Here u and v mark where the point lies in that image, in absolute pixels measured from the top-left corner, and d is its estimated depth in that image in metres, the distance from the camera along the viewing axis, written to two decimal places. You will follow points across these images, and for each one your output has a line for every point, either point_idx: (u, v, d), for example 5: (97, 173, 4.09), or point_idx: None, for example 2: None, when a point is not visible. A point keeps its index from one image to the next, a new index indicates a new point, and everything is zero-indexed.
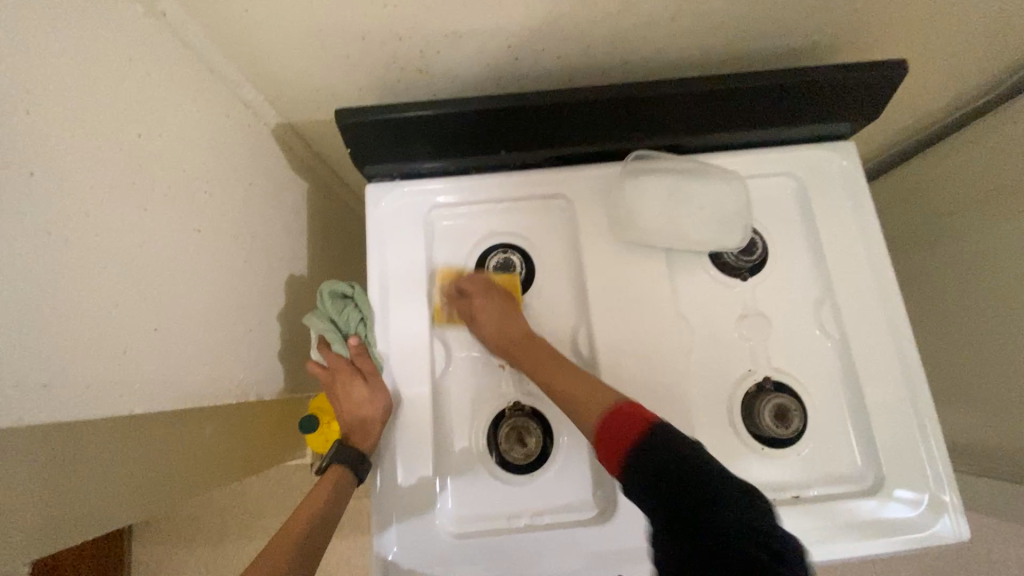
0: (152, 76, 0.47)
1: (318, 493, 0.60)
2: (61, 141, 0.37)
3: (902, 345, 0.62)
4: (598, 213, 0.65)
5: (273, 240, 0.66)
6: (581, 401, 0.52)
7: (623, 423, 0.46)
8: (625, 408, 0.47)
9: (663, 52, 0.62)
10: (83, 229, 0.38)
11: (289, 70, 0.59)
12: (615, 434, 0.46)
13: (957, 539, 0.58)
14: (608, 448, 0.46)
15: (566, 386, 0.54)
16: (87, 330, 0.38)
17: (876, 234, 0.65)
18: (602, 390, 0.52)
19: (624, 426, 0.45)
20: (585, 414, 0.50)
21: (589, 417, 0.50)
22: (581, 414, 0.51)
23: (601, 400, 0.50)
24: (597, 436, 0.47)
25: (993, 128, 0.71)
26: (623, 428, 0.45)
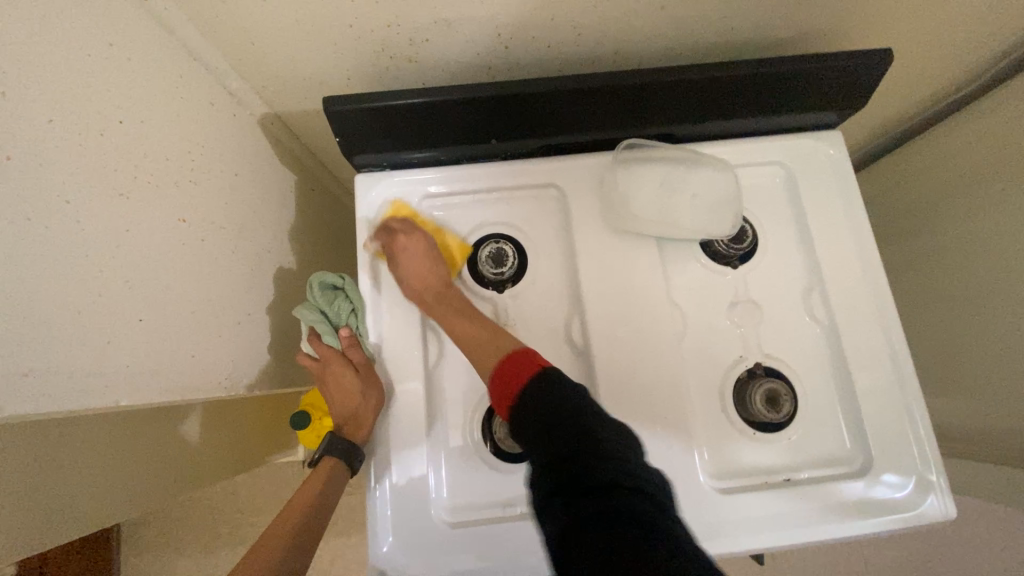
0: (133, 60, 0.46)
1: (312, 485, 0.59)
2: (41, 125, 0.36)
3: (889, 330, 0.63)
4: (590, 202, 0.65)
5: (261, 232, 0.65)
6: (483, 347, 0.55)
7: (515, 367, 0.50)
8: (518, 353, 0.52)
9: (653, 39, 0.62)
10: (64, 217, 0.37)
11: (275, 58, 0.58)
12: (505, 381, 0.50)
13: (943, 519, 0.59)
14: (498, 392, 0.51)
15: (471, 334, 0.56)
16: (70, 320, 0.37)
17: (863, 220, 0.66)
18: (502, 337, 0.55)
19: (513, 371, 0.50)
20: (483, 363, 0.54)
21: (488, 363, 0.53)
22: (482, 358, 0.54)
23: (502, 347, 0.54)
24: (493, 377, 0.51)
25: (977, 117, 0.72)
26: (512, 373, 0.50)
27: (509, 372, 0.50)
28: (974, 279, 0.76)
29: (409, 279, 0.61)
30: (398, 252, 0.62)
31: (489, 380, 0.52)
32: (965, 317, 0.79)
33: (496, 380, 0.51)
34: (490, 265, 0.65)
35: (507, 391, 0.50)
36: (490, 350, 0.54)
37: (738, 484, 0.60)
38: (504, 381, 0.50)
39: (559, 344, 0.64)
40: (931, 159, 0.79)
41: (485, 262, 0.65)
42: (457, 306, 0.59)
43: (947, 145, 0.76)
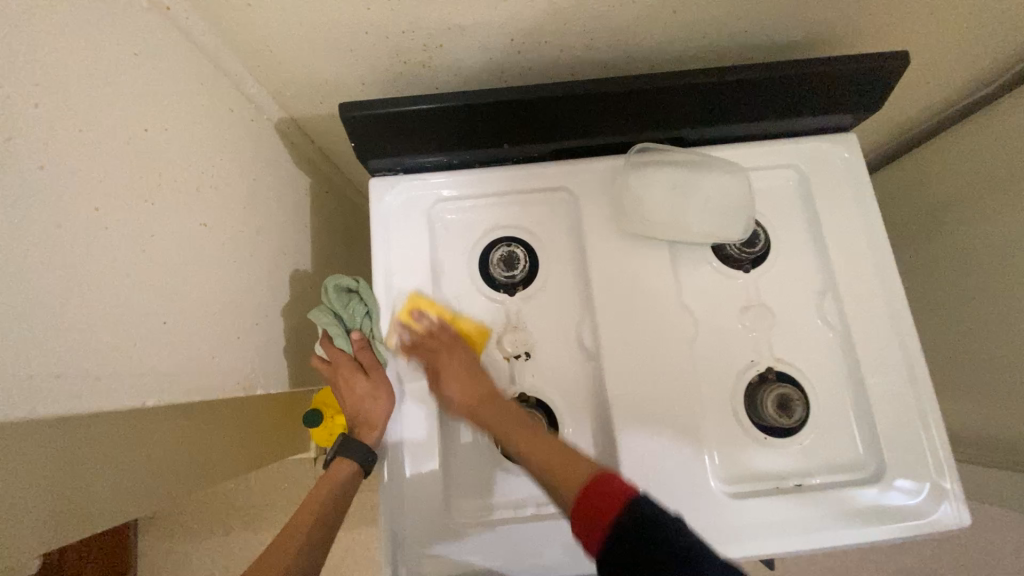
0: (158, 69, 0.47)
1: (325, 484, 0.60)
2: (73, 134, 0.37)
3: (905, 335, 0.63)
4: (603, 206, 0.65)
5: (277, 235, 0.67)
6: (556, 469, 0.49)
7: (603, 495, 0.44)
8: (602, 477, 0.46)
9: (666, 43, 0.62)
10: (94, 221, 0.38)
11: (292, 64, 0.59)
12: (589, 503, 0.44)
13: (958, 526, 0.58)
14: (583, 515, 0.45)
15: (539, 450, 0.51)
16: (100, 320, 0.38)
17: (878, 224, 0.65)
18: (574, 454, 0.50)
19: (599, 500, 0.44)
20: (562, 483, 0.48)
21: (571, 487, 0.48)
22: (558, 484, 0.49)
23: (580, 472, 0.48)
24: (574, 514, 0.45)
25: (997, 119, 0.71)
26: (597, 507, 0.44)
27: (592, 507, 0.44)
28: (995, 283, 0.75)
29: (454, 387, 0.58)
30: (442, 370, 0.60)
31: (572, 520, 0.45)
32: (984, 323, 0.78)
33: (581, 528, 0.45)
34: (503, 268, 0.65)
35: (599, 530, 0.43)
36: (568, 471, 0.49)
37: (750, 488, 0.60)
38: (592, 521, 0.44)
39: (570, 347, 0.64)
40: (950, 162, 0.78)
41: (498, 266, 0.65)
42: (513, 417, 0.55)
43: (966, 148, 0.75)
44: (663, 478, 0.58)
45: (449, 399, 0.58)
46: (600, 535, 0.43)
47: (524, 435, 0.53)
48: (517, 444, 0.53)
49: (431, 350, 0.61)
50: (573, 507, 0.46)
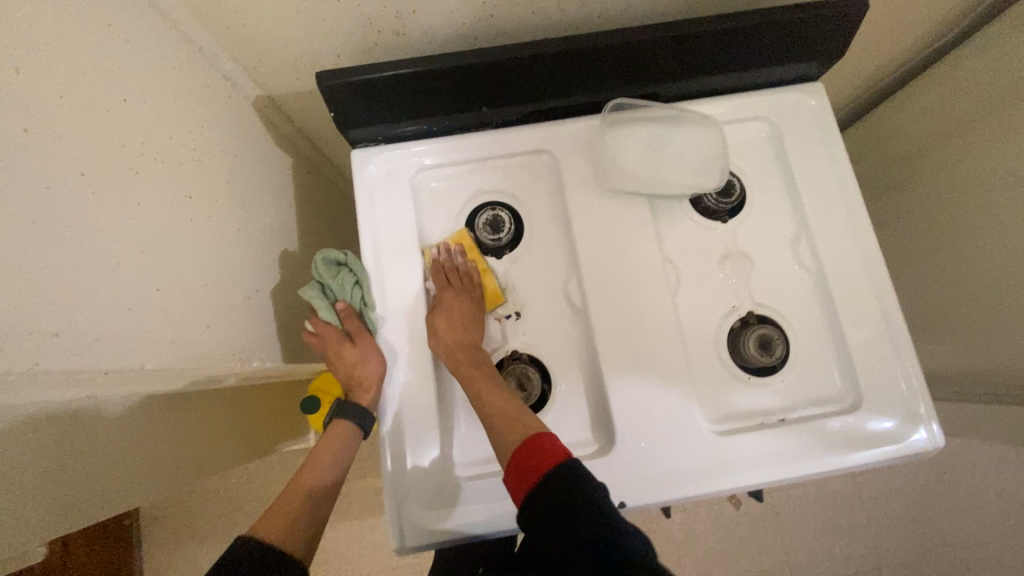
0: (132, 42, 0.47)
1: (326, 447, 0.61)
2: (53, 101, 0.37)
3: (876, 275, 0.66)
4: (583, 166, 0.67)
5: (262, 212, 0.67)
6: (507, 424, 0.55)
7: (532, 459, 0.50)
8: (541, 437, 0.51)
9: (635, 0, 0.63)
10: (79, 187, 0.39)
11: (266, 38, 0.59)
12: (526, 461, 0.50)
13: (932, 448, 0.62)
14: (518, 472, 0.50)
15: (497, 409, 0.56)
16: (91, 284, 0.39)
17: (847, 170, 0.68)
18: (528, 415, 0.56)
19: (533, 459, 0.50)
20: (510, 433, 0.53)
21: (510, 437, 0.53)
22: (502, 436, 0.54)
23: (527, 428, 0.54)
24: (512, 465, 0.51)
25: (959, 64, 0.73)
26: (527, 464, 0.50)
27: (531, 463, 0.50)
28: (960, 224, 0.78)
29: (441, 332, 0.61)
30: (440, 303, 0.63)
31: (507, 470, 0.52)
32: (952, 265, 0.81)
33: (511, 476, 0.51)
34: (488, 231, 0.67)
35: (523, 484, 0.50)
36: (513, 427, 0.54)
37: (737, 426, 0.63)
38: (526, 471, 0.50)
39: (558, 305, 0.66)
40: (915, 110, 0.81)
41: (484, 229, 0.67)
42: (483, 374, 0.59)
43: (929, 94, 0.78)
44: (654, 421, 0.61)
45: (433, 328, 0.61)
46: (529, 484, 0.49)
47: (490, 390, 0.58)
48: (478, 390, 0.58)
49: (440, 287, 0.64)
50: (513, 457, 0.51)
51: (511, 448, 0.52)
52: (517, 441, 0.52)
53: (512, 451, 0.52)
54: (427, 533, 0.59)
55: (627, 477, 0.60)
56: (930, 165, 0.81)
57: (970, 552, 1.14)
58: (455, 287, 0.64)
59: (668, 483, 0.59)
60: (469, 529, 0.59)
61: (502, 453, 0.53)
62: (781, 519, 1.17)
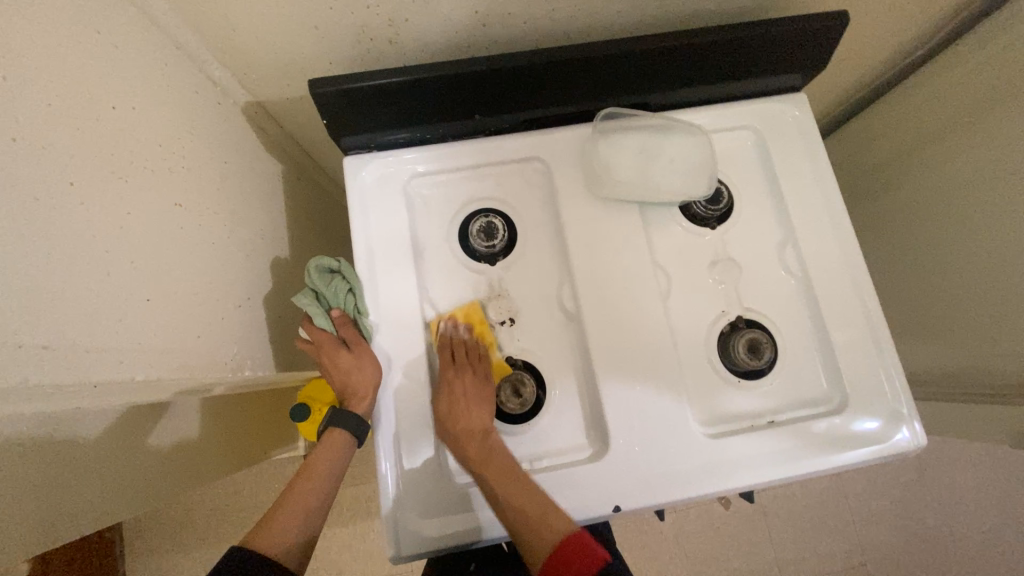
0: (122, 49, 0.47)
1: (320, 456, 0.60)
2: (42, 109, 0.37)
3: (859, 279, 0.68)
4: (575, 173, 0.68)
5: (253, 219, 0.67)
6: (535, 520, 0.53)
7: (577, 559, 0.50)
8: (579, 544, 0.51)
9: (624, 11, 0.65)
10: (68, 196, 0.38)
11: (257, 45, 0.59)
12: (566, 567, 0.50)
13: (915, 447, 0.64)
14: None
15: (522, 501, 0.54)
16: (81, 294, 0.39)
17: (830, 177, 0.70)
18: (553, 506, 0.55)
19: (576, 562, 0.50)
20: (537, 535, 0.52)
21: (544, 538, 0.52)
22: (534, 535, 0.52)
23: (558, 525, 0.53)
24: (548, 566, 0.51)
25: (934, 75, 0.76)
26: (572, 560, 0.50)
27: (566, 562, 0.50)
28: (937, 229, 0.81)
29: (456, 422, 0.59)
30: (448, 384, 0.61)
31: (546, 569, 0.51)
32: (931, 268, 0.84)
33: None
34: (482, 239, 0.66)
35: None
36: (542, 522, 0.53)
37: (729, 428, 0.64)
38: (563, 573, 0.50)
39: (552, 310, 0.67)
40: (894, 119, 0.84)
41: (477, 236, 0.67)
42: (500, 458, 0.58)
43: (906, 104, 0.81)
44: (648, 425, 0.62)
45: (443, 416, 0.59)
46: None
47: (504, 476, 0.56)
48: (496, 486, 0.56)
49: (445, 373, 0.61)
50: (548, 560, 0.51)
51: (546, 552, 0.51)
52: (552, 543, 0.52)
53: (546, 553, 0.51)
54: (424, 541, 0.59)
55: (621, 481, 0.60)
56: (909, 172, 0.84)
57: (952, 546, 1.17)
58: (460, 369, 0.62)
59: (661, 486, 0.60)
60: (466, 535, 0.59)
61: (534, 554, 0.52)
62: (770, 518, 1.19)
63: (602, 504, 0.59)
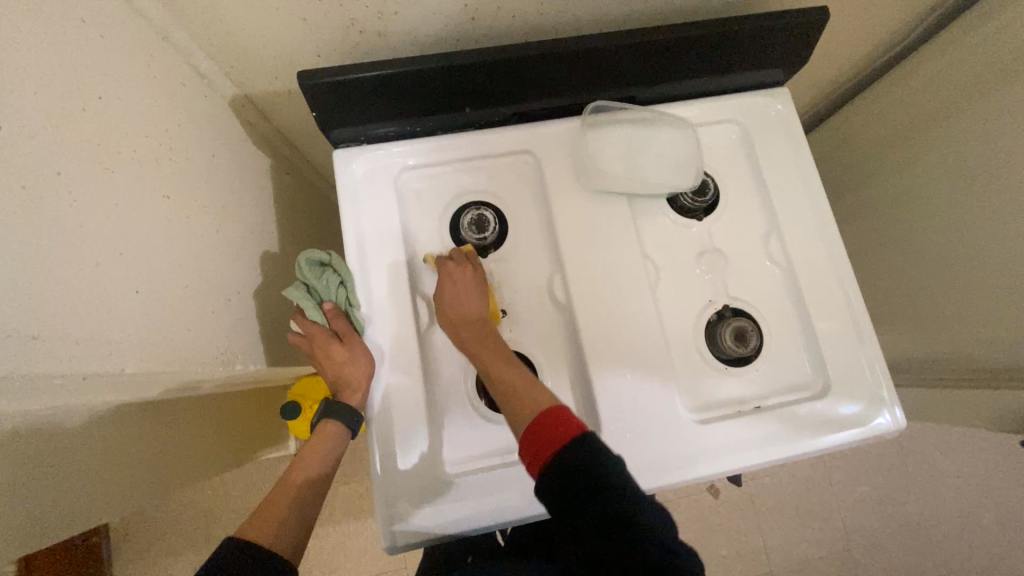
0: (109, 38, 0.46)
1: (313, 448, 0.60)
2: (28, 98, 0.36)
3: (841, 268, 0.70)
4: (565, 166, 0.69)
5: (242, 213, 0.66)
6: (519, 398, 0.54)
7: (543, 436, 0.49)
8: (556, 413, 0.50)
9: (612, 6, 0.66)
10: (56, 186, 0.38)
11: (246, 37, 0.58)
12: (537, 438, 0.49)
13: (896, 429, 0.66)
14: (530, 447, 0.50)
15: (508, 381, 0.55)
16: (70, 285, 0.39)
17: (811, 168, 0.72)
18: (538, 387, 0.55)
19: (550, 431, 0.49)
20: (521, 411, 0.53)
21: (526, 414, 0.52)
22: (516, 413, 0.53)
23: (538, 403, 0.53)
24: (525, 437, 0.50)
25: (910, 71, 0.79)
26: (542, 439, 0.49)
27: (541, 439, 0.49)
28: (915, 219, 0.84)
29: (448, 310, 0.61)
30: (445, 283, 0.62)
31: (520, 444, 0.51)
32: (909, 258, 0.87)
33: (526, 446, 0.50)
34: (473, 231, 0.67)
35: (540, 457, 0.49)
36: (526, 399, 0.53)
37: (718, 414, 0.66)
38: (536, 447, 0.49)
39: (543, 301, 0.68)
40: (873, 113, 0.87)
41: (468, 228, 0.67)
42: (496, 352, 0.59)
43: (884, 99, 0.84)
44: (639, 414, 0.63)
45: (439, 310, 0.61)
46: (543, 456, 0.48)
47: (494, 361, 0.58)
48: (489, 371, 0.57)
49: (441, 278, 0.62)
50: (525, 431, 0.51)
51: (526, 421, 0.52)
52: (528, 417, 0.52)
53: (527, 420, 0.52)
54: (419, 532, 0.59)
55: None
56: (889, 164, 0.86)
57: (932, 529, 1.21)
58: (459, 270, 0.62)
59: (652, 471, 0.61)
60: (460, 525, 0.59)
61: (516, 425, 0.53)
62: (757, 507, 1.21)
63: None
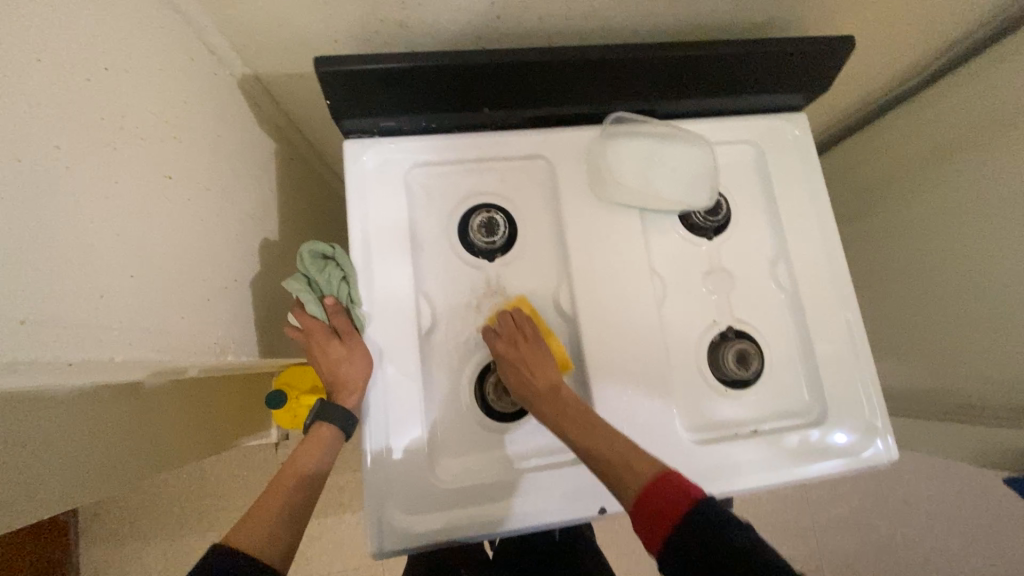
0: (119, 7, 0.44)
1: (305, 451, 0.58)
2: (30, 64, 0.34)
3: (846, 297, 0.70)
4: (579, 175, 0.68)
5: (244, 197, 0.64)
6: (619, 463, 0.52)
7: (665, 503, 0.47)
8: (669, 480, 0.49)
9: (640, 16, 0.65)
10: (55, 161, 0.36)
11: (262, 16, 0.56)
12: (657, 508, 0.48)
13: (887, 460, 0.67)
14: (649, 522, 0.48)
15: (602, 447, 0.53)
16: (63, 267, 0.36)
17: (823, 195, 0.72)
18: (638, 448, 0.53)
19: (662, 500, 0.48)
20: (625, 482, 0.51)
21: (630, 486, 0.50)
22: (618, 482, 0.51)
23: (644, 465, 0.51)
24: (639, 508, 0.49)
25: (926, 105, 0.79)
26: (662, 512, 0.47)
27: (654, 514, 0.48)
28: (919, 253, 0.85)
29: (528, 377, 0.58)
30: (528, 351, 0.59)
31: (635, 520, 0.49)
32: (908, 290, 0.88)
33: (640, 519, 0.49)
34: (483, 233, 0.65)
35: (657, 531, 0.47)
36: (629, 467, 0.51)
37: (714, 436, 0.65)
38: (653, 519, 0.48)
39: (549, 311, 0.67)
40: (885, 143, 0.87)
41: (477, 231, 0.65)
42: (581, 413, 0.56)
43: (898, 131, 0.84)
44: (638, 431, 0.62)
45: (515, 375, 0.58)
46: (660, 529, 0.47)
47: (579, 424, 0.55)
48: (575, 435, 0.54)
49: (519, 348, 0.60)
50: (637, 501, 0.49)
51: (633, 497, 0.50)
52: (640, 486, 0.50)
53: (635, 496, 0.49)
54: (407, 538, 0.58)
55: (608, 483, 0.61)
56: (896, 196, 0.87)
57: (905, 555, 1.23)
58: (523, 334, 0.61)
59: None
60: (451, 534, 0.58)
61: (622, 500, 0.51)
62: None
63: (587, 506, 0.60)
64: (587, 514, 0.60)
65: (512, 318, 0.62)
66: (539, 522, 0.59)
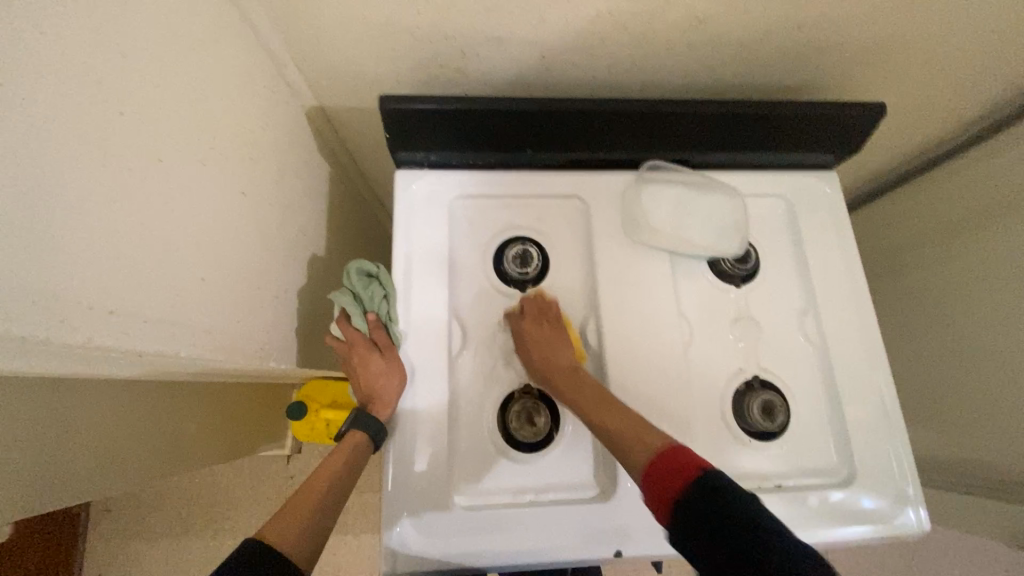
0: (220, 44, 0.50)
1: (336, 458, 0.60)
2: (149, 90, 0.40)
3: (876, 356, 0.69)
4: (614, 216, 0.71)
5: (299, 215, 0.69)
6: (628, 436, 0.53)
7: (669, 469, 0.48)
8: (671, 453, 0.49)
9: (678, 72, 0.69)
10: (156, 170, 0.41)
11: (335, 56, 0.62)
12: (663, 483, 0.47)
13: (919, 531, 0.64)
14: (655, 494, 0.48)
15: (610, 421, 0.55)
16: (148, 266, 0.40)
17: (854, 254, 0.73)
18: (645, 426, 0.54)
19: (671, 471, 0.48)
20: (629, 454, 0.52)
21: (636, 459, 0.51)
22: (625, 454, 0.52)
23: (650, 442, 0.52)
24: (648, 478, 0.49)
25: (959, 171, 0.81)
26: (670, 473, 0.47)
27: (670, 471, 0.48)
28: (956, 318, 0.83)
29: (541, 357, 0.61)
30: (542, 338, 0.62)
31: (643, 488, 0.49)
32: (942, 354, 0.86)
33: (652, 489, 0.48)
34: (516, 264, 0.69)
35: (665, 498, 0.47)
36: (635, 441, 0.52)
37: None
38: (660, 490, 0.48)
39: None
40: (918, 204, 0.88)
41: (512, 262, 0.69)
42: (590, 389, 0.59)
43: (930, 194, 0.86)
44: None
45: (534, 360, 0.62)
46: (674, 486, 0.47)
47: (587, 398, 0.58)
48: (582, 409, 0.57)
49: (535, 335, 0.63)
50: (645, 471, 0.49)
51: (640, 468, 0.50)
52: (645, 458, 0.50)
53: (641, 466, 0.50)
54: (420, 562, 0.58)
55: (625, 525, 0.60)
56: (929, 258, 0.87)
57: None
58: (541, 318, 0.64)
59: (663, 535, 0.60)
60: (464, 563, 0.58)
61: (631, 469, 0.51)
62: None
63: (602, 547, 0.59)
64: (603, 556, 0.59)
65: (531, 301, 0.65)
66: (554, 556, 0.59)
